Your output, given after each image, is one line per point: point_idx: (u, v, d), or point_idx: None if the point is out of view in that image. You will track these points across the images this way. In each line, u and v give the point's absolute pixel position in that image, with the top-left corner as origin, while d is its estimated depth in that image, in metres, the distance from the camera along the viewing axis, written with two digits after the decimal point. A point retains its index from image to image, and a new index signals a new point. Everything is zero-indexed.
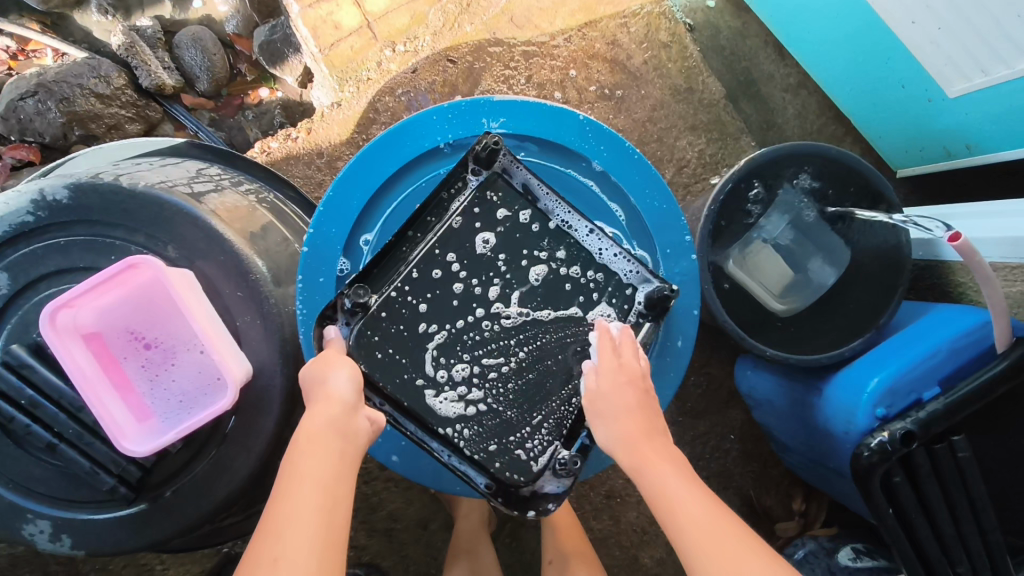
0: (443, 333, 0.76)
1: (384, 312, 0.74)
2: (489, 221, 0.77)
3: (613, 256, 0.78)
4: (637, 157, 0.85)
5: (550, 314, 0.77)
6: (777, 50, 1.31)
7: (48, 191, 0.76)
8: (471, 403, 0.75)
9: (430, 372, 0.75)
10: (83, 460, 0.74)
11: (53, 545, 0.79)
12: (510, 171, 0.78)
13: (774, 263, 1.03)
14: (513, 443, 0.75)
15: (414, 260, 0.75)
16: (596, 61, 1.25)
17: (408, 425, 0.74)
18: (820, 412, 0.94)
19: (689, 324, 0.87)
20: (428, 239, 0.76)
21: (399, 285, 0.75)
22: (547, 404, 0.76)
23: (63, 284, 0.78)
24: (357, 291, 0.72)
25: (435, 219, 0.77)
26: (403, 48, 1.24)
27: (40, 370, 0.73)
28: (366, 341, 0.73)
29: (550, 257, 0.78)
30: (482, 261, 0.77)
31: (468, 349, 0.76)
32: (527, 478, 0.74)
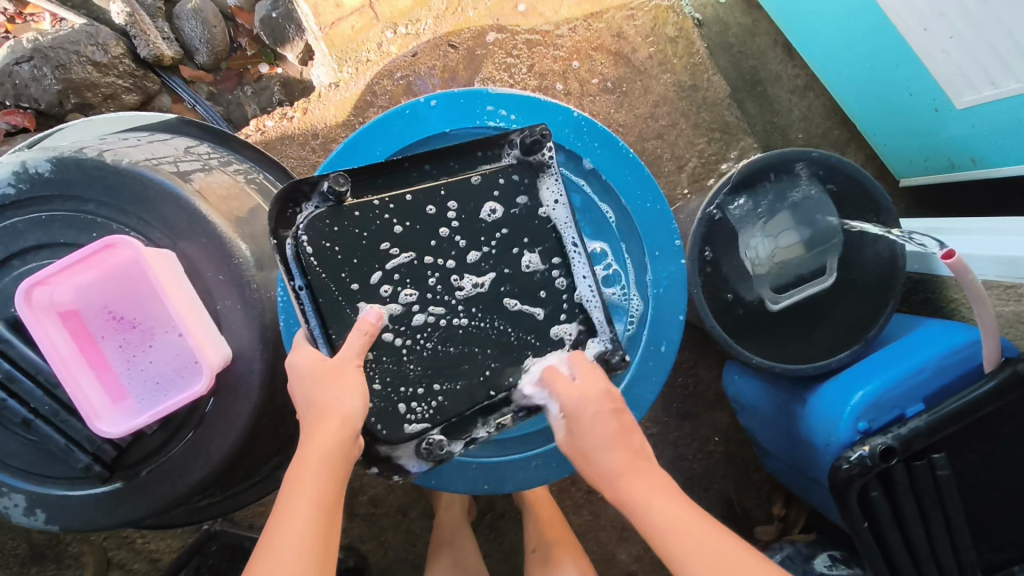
0: (405, 260, 0.73)
1: (359, 211, 0.71)
2: (506, 197, 0.75)
3: (589, 291, 0.78)
4: (630, 157, 0.81)
5: (514, 306, 0.76)
6: (786, 50, 1.28)
7: (30, 164, 0.75)
8: (392, 334, 0.73)
9: (371, 286, 0.72)
10: (58, 436, 0.74)
11: (27, 518, 0.79)
12: (547, 166, 0.76)
13: (769, 246, 1.01)
14: (399, 395, 0.73)
15: (415, 187, 0.74)
16: (600, 53, 1.23)
17: (311, 320, 0.71)
18: (803, 422, 0.93)
19: (673, 329, 0.84)
20: (439, 176, 0.74)
21: (384, 198, 0.72)
22: (462, 379, 0.75)
23: (43, 259, 0.77)
24: (339, 178, 0.69)
25: (458, 166, 0.75)
26: (405, 31, 1.22)
27: (16, 344, 0.72)
28: (319, 227, 0.70)
29: (539, 256, 0.77)
30: (478, 226, 0.75)
31: (423, 284, 0.74)
32: (392, 434, 0.73)
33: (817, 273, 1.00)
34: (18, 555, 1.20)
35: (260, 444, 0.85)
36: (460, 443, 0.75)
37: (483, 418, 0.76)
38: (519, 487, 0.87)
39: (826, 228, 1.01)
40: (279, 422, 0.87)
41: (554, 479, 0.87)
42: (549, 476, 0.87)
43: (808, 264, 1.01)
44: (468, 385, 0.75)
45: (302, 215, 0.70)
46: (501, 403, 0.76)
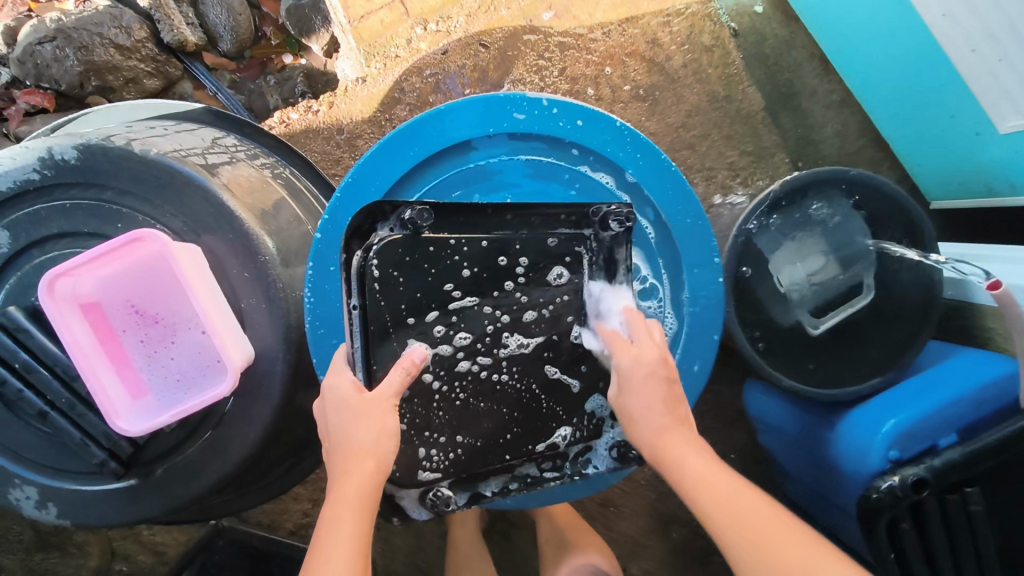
0: (467, 303, 0.72)
1: (433, 246, 0.70)
2: (576, 265, 0.74)
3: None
4: (673, 169, 0.79)
5: (553, 374, 0.76)
6: (823, 64, 1.26)
7: (56, 150, 0.73)
8: (433, 377, 0.73)
9: (426, 322, 0.71)
10: (74, 431, 0.72)
11: (39, 512, 0.77)
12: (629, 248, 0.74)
13: (800, 266, 0.98)
14: (422, 439, 0.73)
15: (494, 235, 0.71)
16: (634, 59, 1.20)
17: (356, 341, 0.69)
18: (831, 446, 0.91)
19: (708, 349, 0.81)
20: (518, 231, 0.72)
21: (460, 240, 0.71)
22: (484, 436, 0.75)
23: (65, 248, 0.75)
24: (422, 213, 0.67)
25: (539, 223, 0.72)
26: (435, 28, 1.20)
27: (35, 334, 0.70)
28: (393, 254, 0.69)
29: (590, 333, 0.76)
30: (543, 287, 0.74)
31: (478, 332, 0.73)
32: (404, 478, 0.73)
33: (856, 292, 0.97)
34: (22, 541, 1.18)
35: (279, 445, 0.83)
36: (464, 497, 0.75)
37: (495, 478, 0.76)
38: (542, 504, 0.85)
39: (861, 248, 0.97)
40: (298, 424, 0.84)
41: (576, 498, 0.85)
42: (572, 496, 0.84)
43: (841, 285, 0.97)
44: (488, 444, 0.75)
45: (376, 236, 0.68)
46: (516, 466, 0.77)
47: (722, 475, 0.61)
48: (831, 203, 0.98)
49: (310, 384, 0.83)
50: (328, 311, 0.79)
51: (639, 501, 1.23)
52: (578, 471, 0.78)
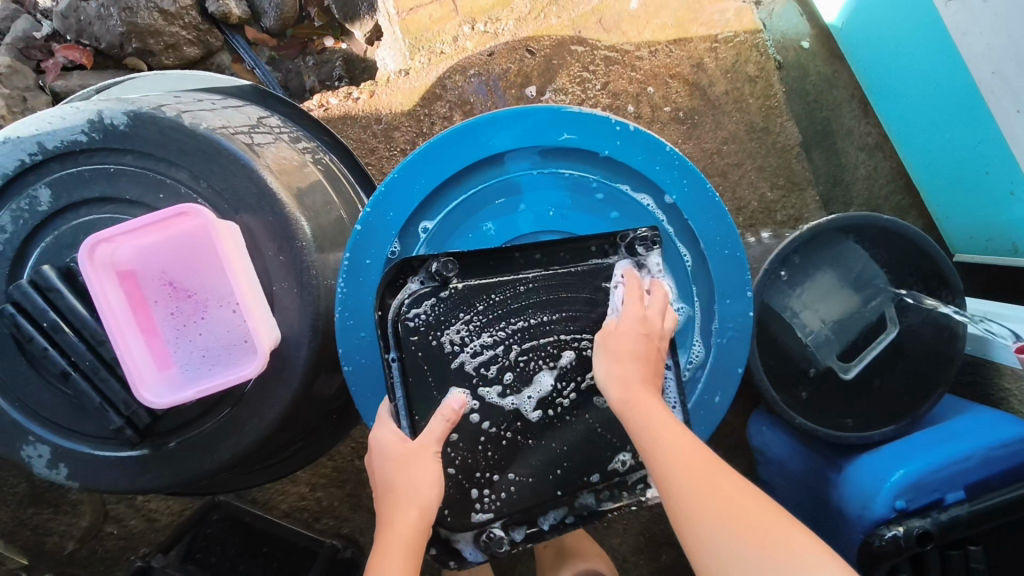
0: (503, 341, 0.71)
1: (467, 291, 0.71)
2: (610, 296, 0.73)
3: (677, 404, 0.72)
4: (714, 199, 0.76)
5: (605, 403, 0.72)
6: (862, 106, 1.26)
7: (106, 114, 0.73)
8: (481, 418, 0.70)
9: (464, 367, 0.70)
10: (94, 394, 0.72)
11: (49, 472, 0.77)
12: (654, 279, 0.73)
13: (818, 309, 0.98)
14: (473, 481, 0.70)
15: (526, 274, 0.72)
16: (677, 81, 1.20)
17: (397, 395, 0.69)
18: (837, 489, 0.92)
19: (730, 381, 0.79)
20: (551, 267, 0.73)
21: (493, 284, 0.71)
22: (535, 473, 0.71)
23: (103, 212, 0.75)
24: (449, 263, 0.69)
25: (569, 257, 0.73)
26: (483, 28, 1.21)
27: (66, 295, 0.71)
28: (425, 307, 0.70)
29: None
30: (582, 319, 0.73)
31: (520, 368, 0.72)
32: (457, 521, 0.70)
33: (879, 326, 0.97)
34: (17, 494, 1.19)
35: (291, 430, 0.83)
36: (524, 530, 0.72)
37: (553, 511, 0.73)
38: None
39: (877, 286, 0.98)
40: (312, 411, 0.84)
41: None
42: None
43: (862, 324, 0.98)
44: (541, 480, 0.71)
45: (406, 291, 0.70)
46: (576, 497, 0.72)
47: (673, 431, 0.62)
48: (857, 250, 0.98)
49: (329, 373, 0.82)
50: (359, 301, 0.79)
51: (634, 519, 1.23)
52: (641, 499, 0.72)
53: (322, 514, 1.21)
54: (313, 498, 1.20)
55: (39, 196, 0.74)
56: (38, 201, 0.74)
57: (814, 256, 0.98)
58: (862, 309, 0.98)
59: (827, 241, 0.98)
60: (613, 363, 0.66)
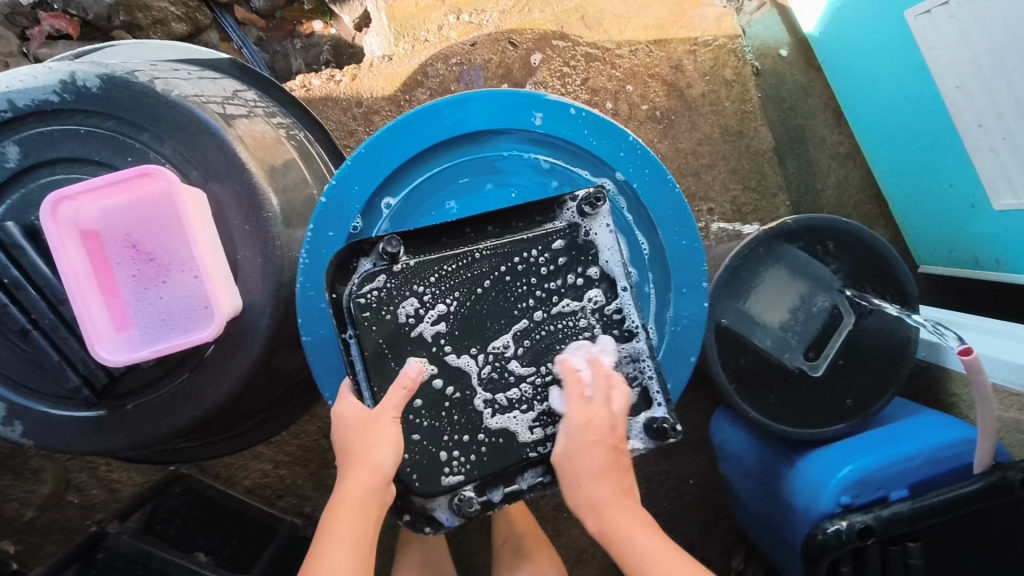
0: (457, 309, 0.72)
1: (417, 264, 0.71)
2: (565, 259, 0.73)
3: (641, 355, 0.73)
4: (674, 190, 0.78)
5: (570, 362, 0.73)
6: (835, 116, 1.29)
7: (79, 76, 0.74)
8: (443, 382, 0.71)
9: (421, 338, 0.71)
10: (53, 352, 0.73)
11: (2, 428, 0.77)
12: (605, 236, 0.73)
13: (784, 303, 0.99)
14: (440, 444, 0.71)
15: (480, 246, 0.72)
16: (655, 81, 1.22)
17: (356, 368, 0.70)
18: (788, 484, 0.94)
19: (683, 368, 0.79)
20: (503, 237, 0.73)
21: (442, 257, 0.72)
22: (504, 432, 0.71)
23: (72, 172, 0.76)
24: (394, 240, 0.70)
25: (521, 225, 0.74)
26: (468, 19, 1.23)
27: (30, 253, 0.72)
28: (374, 286, 0.71)
29: (596, 323, 0.73)
30: (541, 284, 0.73)
31: (480, 335, 0.72)
32: (426, 486, 0.71)
33: (835, 319, 0.98)
34: None
35: (250, 400, 0.84)
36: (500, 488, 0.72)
37: (530, 470, 0.73)
38: None
39: (827, 280, 0.99)
40: (273, 383, 0.85)
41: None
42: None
43: (823, 318, 0.98)
44: (512, 439, 0.72)
45: (359, 271, 0.71)
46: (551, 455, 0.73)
47: (664, 554, 0.66)
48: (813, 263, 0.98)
49: (290, 346, 0.83)
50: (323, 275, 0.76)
51: None
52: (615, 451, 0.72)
53: (285, 492, 1.22)
54: (277, 476, 1.21)
55: (8, 153, 0.75)
56: (6, 158, 0.75)
57: (761, 255, 0.98)
58: (814, 305, 0.99)
59: (774, 243, 0.98)
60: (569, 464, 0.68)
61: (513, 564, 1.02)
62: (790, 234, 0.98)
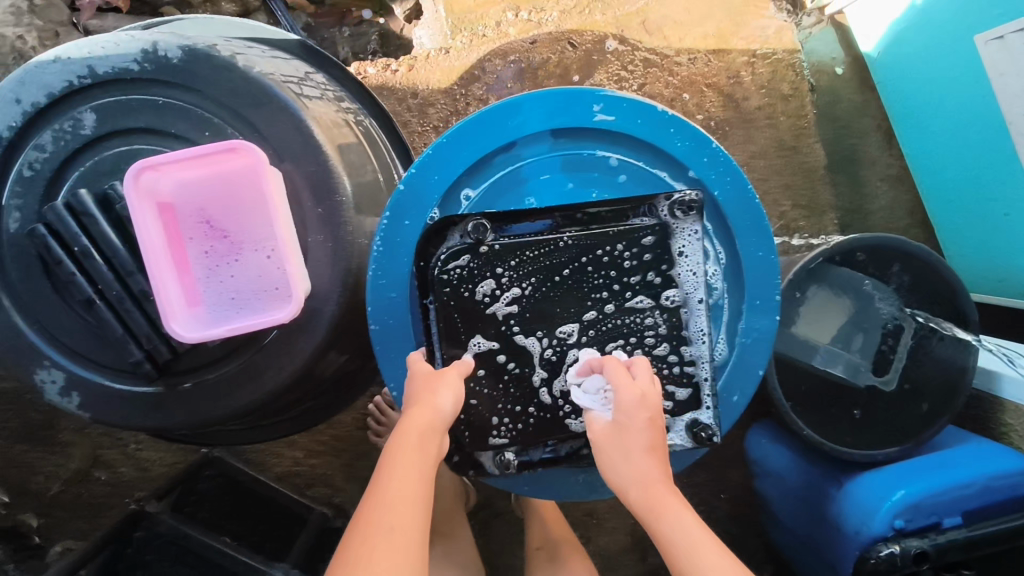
0: (533, 294, 0.72)
1: (500, 246, 0.71)
2: (647, 257, 0.73)
3: (701, 362, 0.75)
4: (753, 203, 0.76)
5: (632, 356, 0.74)
6: (887, 137, 1.29)
7: (160, 46, 0.72)
8: (506, 358, 0.73)
9: (495, 318, 0.72)
10: (117, 325, 0.73)
11: (60, 399, 0.76)
12: (691, 243, 0.73)
13: (829, 325, 0.99)
14: (494, 410, 0.73)
15: (566, 232, 0.72)
16: (712, 91, 1.21)
17: (431, 336, 0.72)
18: (835, 504, 0.93)
19: (749, 381, 0.79)
20: (588, 227, 0.73)
21: (526, 239, 0.72)
22: (553, 409, 0.74)
23: (145, 143, 0.74)
24: (482, 225, 0.70)
25: (609, 215, 0.73)
26: (527, 16, 1.21)
27: (99, 221, 0.71)
28: (456, 260, 0.70)
29: (663, 323, 0.74)
30: (618, 279, 0.73)
31: (551, 322, 0.73)
32: (474, 441, 0.74)
33: (892, 332, 0.99)
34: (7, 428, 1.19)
35: (306, 387, 0.83)
36: (539, 451, 0.76)
37: (568, 441, 0.76)
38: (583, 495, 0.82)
39: (884, 298, 0.99)
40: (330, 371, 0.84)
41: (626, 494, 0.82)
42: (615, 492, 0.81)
43: (880, 333, 0.99)
44: (560, 419, 0.74)
45: (447, 244, 0.70)
46: None
47: (706, 538, 0.59)
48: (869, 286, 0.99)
49: (350, 334, 0.82)
50: (394, 261, 0.75)
51: (624, 519, 1.24)
52: None
53: (315, 482, 1.21)
54: (308, 465, 1.21)
55: (83, 119, 0.73)
56: (81, 124, 0.73)
57: (814, 279, 0.99)
58: (871, 324, 0.99)
59: (826, 268, 0.99)
60: (613, 439, 0.65)
61: (549, 566, 1.01)
62: (848, 257, 0.98)
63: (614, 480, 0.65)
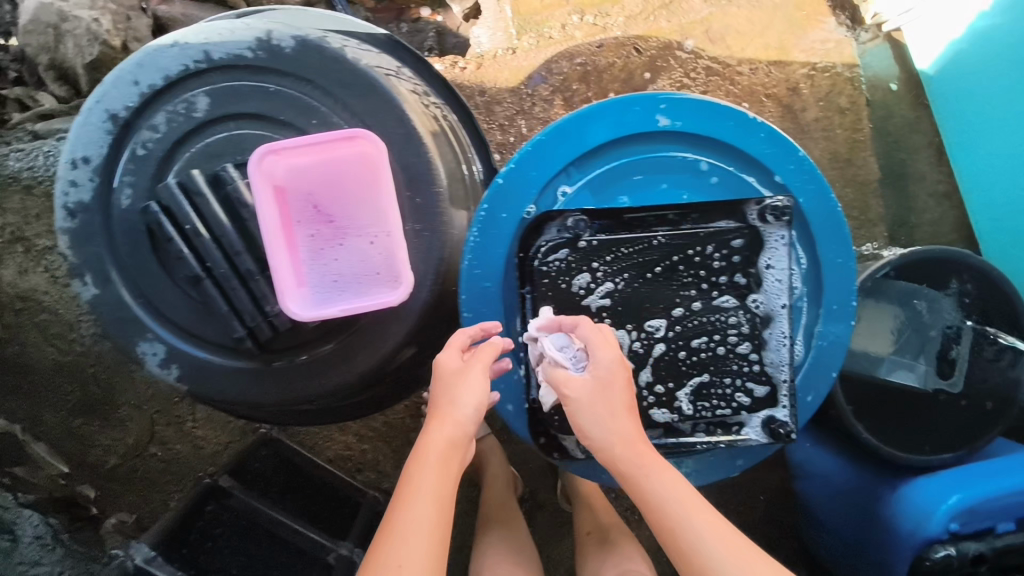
0: (625, 289, 0.76)
1: (597, 242, 0.75)
2: (734, 259, 0.77)
3: (780, 361, 0.78)
4: (836, 211, 0.79)
5: (714, 352, 0.78)
6: (937, 154, 1.31)
7: (274, 35, 0.75)
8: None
9: (589, 310, 0.76)
10: (222, 302, 0.76)
11: (160, 370, 0.80)
12: (778, 248, 0.77)
13: (885, 325, 1.01)
14: None
15: (658, 231, 0.76)
16: (771, 101, 1.24)
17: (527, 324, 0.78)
18: (888, 506, 0.95)
19: (823, 382, 0.82)
20: (678, 228, 0.76)
21: (622, 236, 0.75)
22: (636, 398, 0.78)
23: (254, 128, 0.77)
24: (583, 219, 0.75)
25: (698, 217, 0.76)
26: (592, 21, 1.24)
27: (210, 200, 0.74)
28: (554, 253, 0.75)
29: (746, 323, 0.78)
30: (706, 279, 0.77)
31: (640, 317, 0.77)
32: (562, 424, 0.79)
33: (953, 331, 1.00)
34: (70, 400, 1.21)
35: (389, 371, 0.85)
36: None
37: (648, 429, 0.80)
38: None
39: (938, 301, 1.00)
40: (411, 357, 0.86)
41: (699, 486, 0.85)
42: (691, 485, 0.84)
43: (941, 333, 1.00)
44: (643, 406, 0.79)
45: (546, 238, 0.75)
46: (671, 423, 0.80)
47: (706, 517, 0.65)
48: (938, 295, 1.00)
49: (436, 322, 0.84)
50: (490, 251, 0.78)
51: None
52: (730, 436, 0.80)
53: (365, 466, 1.24)
54: (360, 449, 1.24)
55: (197, 102, 0.76)
56: (195, 107, 0.76)
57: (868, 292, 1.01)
58: (930, 326, 1.00)
59: (878, 283, 1.01)
60: (593, 405, 0.68)
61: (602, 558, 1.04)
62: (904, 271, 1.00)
63: (591, 441, 0.68)
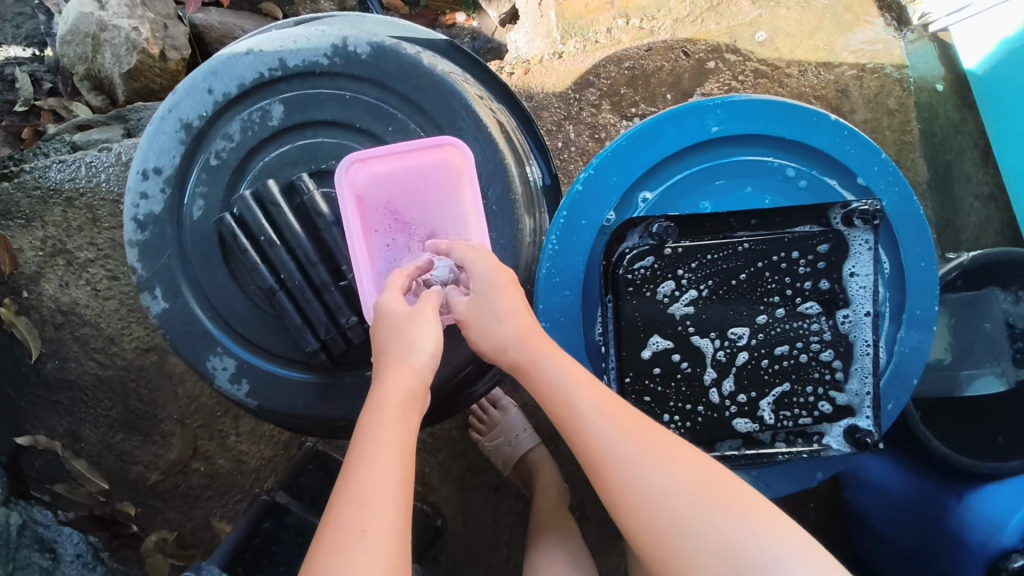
0: (709, 296, 0.74)
1: (681, 249, 0.73)
2: (818, 265, 0.74)
3: (864, 370, 0.76)
4: (920, 218, 0.77)
5: (797, 361, 0.76)
6: (984, 155, 1.29)
7: (350, 42, 0.74)
8: (680, 357, 0.75)
9: (673, 318, 0.74)
10: (296, 314, 0.73)
11: (230, 386, 0.77)
12: (863, 254, 0.74)
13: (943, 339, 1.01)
14: (665, 408, 0.76)
15: (742, 236, 0.74)
16: (821, 102, 1.23)
17: (608, 331, 0.75)
18: (956, 517, 0.92)
19: (904, 390, 0.80)
20: (760, 234, 0.74)
21: (707, 242, 0.74)
22: (718, 408, 0.76)
23: (330, 136, 0.75)
24: (670, 228, 0.72)
25: (781, 222, 0.74)
26: (638, 24, 1.24)
27: (284, 209, 0.72)
28: (637, 262, 0.73)
29: (830, 331, 0.76)
30: (790, 285, 0.75)
31: (723, 324, 0.75)
32: None
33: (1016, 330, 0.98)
34: (109, 417, 1.17)
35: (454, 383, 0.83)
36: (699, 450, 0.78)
37: (729, 440, 0.78)
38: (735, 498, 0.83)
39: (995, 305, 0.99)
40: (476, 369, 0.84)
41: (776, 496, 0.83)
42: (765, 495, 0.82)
43: (1005, 334, 0.97)
44: (725, 417, 0.76)
45: (629, 246, 0.73)
46: (752, 434, 0.77)
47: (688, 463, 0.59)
48: (1006, 295, 0.98)
49: None
50: (568, 259, 0.76)
51: None
52: (811, 448, 0.78)
53: None
54: None
55: (272, 111, 0.75)
56: (269, 116, 0.75)
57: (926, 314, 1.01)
58: (993, 331, 0.98)
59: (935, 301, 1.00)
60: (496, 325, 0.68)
61: None
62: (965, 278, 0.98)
63: (503, 355, 0.68)
